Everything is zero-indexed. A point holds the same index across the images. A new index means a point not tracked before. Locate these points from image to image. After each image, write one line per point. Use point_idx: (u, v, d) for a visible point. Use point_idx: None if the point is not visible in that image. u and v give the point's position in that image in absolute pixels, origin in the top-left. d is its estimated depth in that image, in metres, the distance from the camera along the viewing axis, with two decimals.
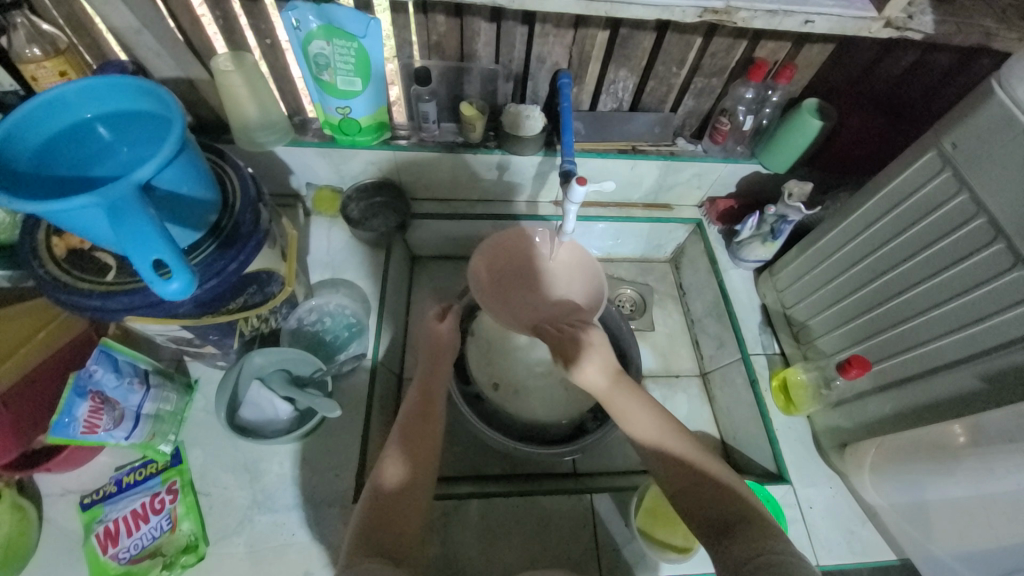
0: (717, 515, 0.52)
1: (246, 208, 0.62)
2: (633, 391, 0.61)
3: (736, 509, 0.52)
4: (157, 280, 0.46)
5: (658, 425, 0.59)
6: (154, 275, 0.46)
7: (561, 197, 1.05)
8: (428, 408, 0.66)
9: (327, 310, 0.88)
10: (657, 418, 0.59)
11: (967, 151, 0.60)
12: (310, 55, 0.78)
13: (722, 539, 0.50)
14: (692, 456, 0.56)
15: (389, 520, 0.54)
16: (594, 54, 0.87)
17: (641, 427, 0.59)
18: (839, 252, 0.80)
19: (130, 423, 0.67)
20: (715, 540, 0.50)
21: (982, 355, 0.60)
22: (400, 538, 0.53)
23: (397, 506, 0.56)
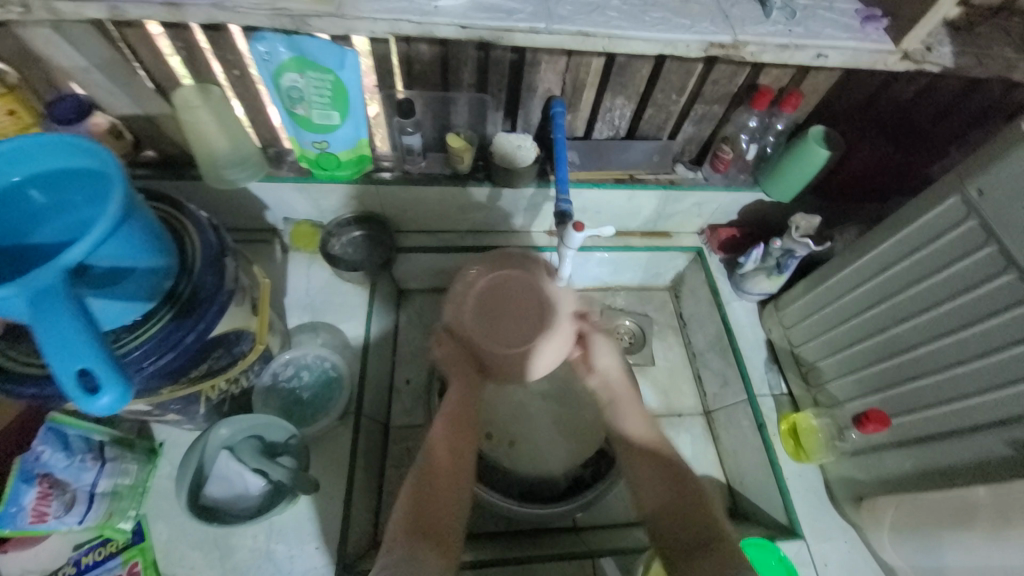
0: (686, 534, 0.56)
1: (207, 268, 0.56)
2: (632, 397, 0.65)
3: (710, 529, 0.55)
4: (81, 394, 0.40)
5: (648, 429, 0.63)
6: (79, 385, 0.40)
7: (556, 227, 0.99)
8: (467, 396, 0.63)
9: (304, 362, 0.81)
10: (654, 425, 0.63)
11: (994, 200, 0.55)
12: (282, 89, 0.72)
13: (692, 557, 0.54)
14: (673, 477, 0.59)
15: (431, 500, 0.55)
16: (589, 81, 0.81)
17: (639, 429, 0.63)
18: (850, 294, 0.75)
19: (83, 506, 0.61)
20: (685, 558, 0.54)
21: (1011, 422, 0.56)
22: (441, 521, 0.54)
23: (438, 494, 0.56)
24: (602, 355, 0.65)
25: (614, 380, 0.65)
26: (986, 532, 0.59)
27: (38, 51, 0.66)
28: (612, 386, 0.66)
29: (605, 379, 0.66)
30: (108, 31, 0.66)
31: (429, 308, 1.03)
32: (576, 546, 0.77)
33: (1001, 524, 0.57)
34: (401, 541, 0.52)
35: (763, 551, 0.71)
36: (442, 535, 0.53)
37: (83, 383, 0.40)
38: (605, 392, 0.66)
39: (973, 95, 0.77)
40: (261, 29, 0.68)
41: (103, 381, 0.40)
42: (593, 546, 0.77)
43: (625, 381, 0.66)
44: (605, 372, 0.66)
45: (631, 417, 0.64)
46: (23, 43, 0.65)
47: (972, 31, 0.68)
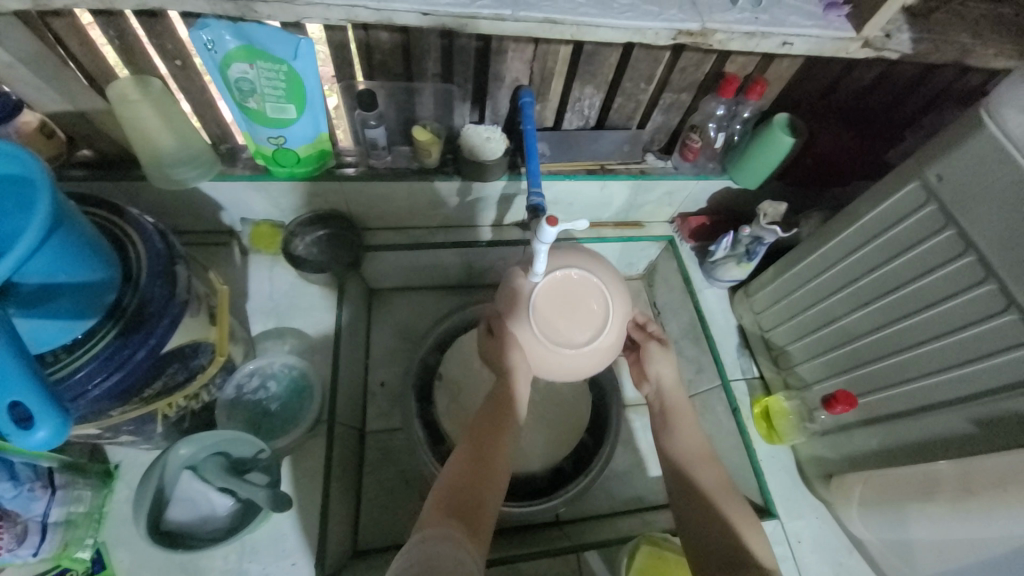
0: (719, 554, 0.56)
1: (155, 278, 0.52)
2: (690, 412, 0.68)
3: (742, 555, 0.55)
4: (14, 428, 0.36)
5: (696, 449, 0.65)
6: (9, 419, 0.36)
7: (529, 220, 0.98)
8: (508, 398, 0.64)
9: (271, 371, 0.77)
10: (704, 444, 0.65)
11: (954, 184, 0.57)
12: (231, 80, 0.67)
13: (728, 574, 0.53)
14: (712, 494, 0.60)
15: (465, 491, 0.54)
16: (557, 70, 0.79)
17: (688, 446, 0.65)
18: (818, 279, 0.77)
19: (36, 537, 0.56)
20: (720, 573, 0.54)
21: (970, 400, 0.59)
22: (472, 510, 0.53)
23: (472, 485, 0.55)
24: (656, 363, 0.71)
25: (669, 385, 0.71)
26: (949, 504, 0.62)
27: None
28: (665, 398, 0.71)
29: (658, 388, 0.72)
30: (28, 19, 0.60)
31: (401, 307, 1.00)
32: (562, 541, 0.77)
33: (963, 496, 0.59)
34: (434, 520, 0.50)
35: None
36: (473, 521, 0.52)
37: (14, 416, 0.37)
38: (657, 402, 0.71)
39: (926, 81, 0.79)
40: (203, 15, 0.62)
41: (37, 413, 0.37)
42: (579, 541, 0.77)
43: (678, 397, 0.70)
44: (657, 381, 0.72)
45: (682, 433, 0.66)
46: None
47: (928, 17, 0.69)
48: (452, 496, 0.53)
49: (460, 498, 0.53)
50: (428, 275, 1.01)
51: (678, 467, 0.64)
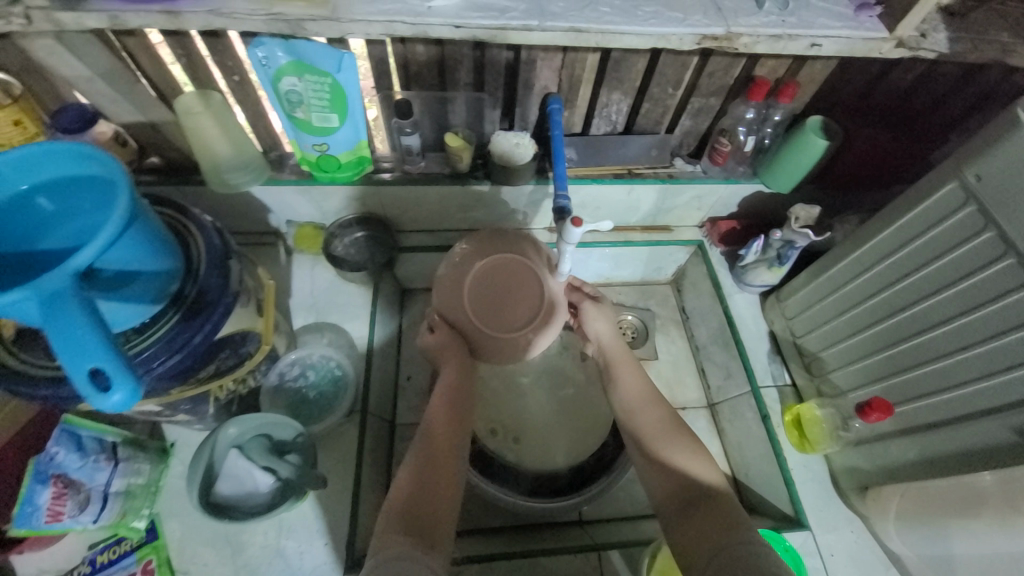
0: (683, 492, 0.59)
1: (212, 271, 0.57)
2: (628, 360, 0.71)
3: (704, 488, 0.58)
4: (93, 391, 0.41)
5: (640, 393, 0.69)
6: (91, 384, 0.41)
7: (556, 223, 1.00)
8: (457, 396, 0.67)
9: (310, 362, 0.82)
10: (646, 389, 0.69)
11: (992, 184, 0.55)
12: (281, 93, 0.73)
13: (687, 511, 0.57)
14: (664, 428, 0.65)
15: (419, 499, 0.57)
16: (585, 77, 0.81)
17: (631, 393, 0.68)
18: (851, 283, 0.75)
19: (96, 506, 0.62)
20: (680, 511, 0.57)
21: (1015, 408, 0.56)
22: (428, 519, 0.56)
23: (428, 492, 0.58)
24: (593, 322, 0.74)
25: (607, 338, 0.74)
26: (994, 519, 0.58)
27: (43, 63, 0.67)
28: (608, 353, 0.74)
29: (600, 345, 0.74)
30: (112, 41, 0.68)
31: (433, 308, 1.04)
32: (584, 540, 0.77)
33: (1009, 508, 0.56)
34: (389, 539, 0.52)
35: (771, 541, 0.71)
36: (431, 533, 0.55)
37: (95, 381, 0.41)
38: (601, 357, 0.75)
39: (974, 81, 0.76)
40: (259, 34, 0.69)
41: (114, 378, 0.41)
42: (600, 541, 0.77)
43: (620, 349, 0.73)
44: (599, 337, 0.75)
45: (624, 380, 0.70)
46: (30, 55, 0.67)
47: (967, 16, 0.68)
48: (408, 506, 0.57)
49: (413, 508, 0.56)
50: None
51: (627, 407, 0.68)
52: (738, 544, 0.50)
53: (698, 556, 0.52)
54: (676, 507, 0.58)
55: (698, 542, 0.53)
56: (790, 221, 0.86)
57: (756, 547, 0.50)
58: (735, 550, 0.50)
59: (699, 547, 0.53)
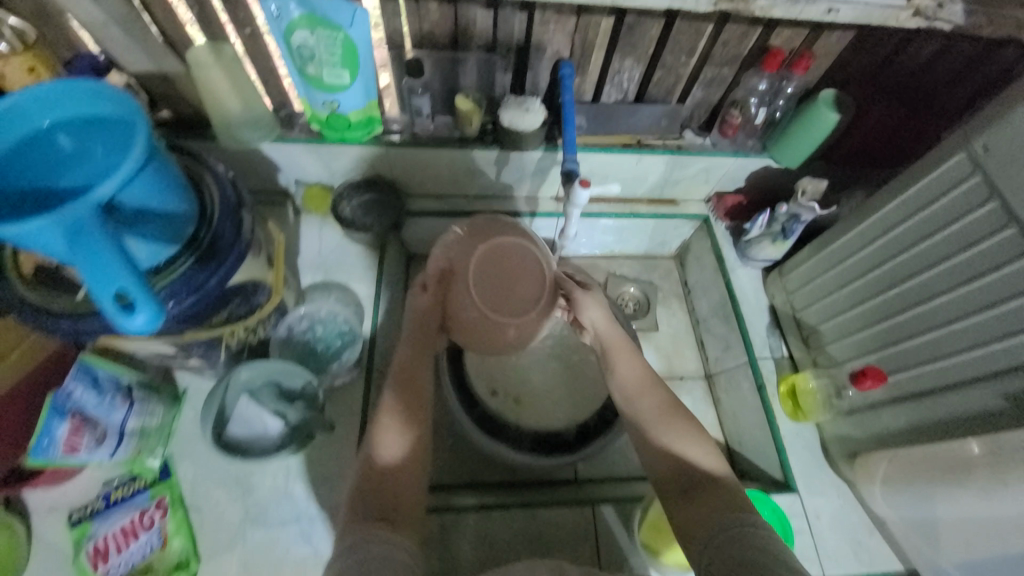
0: (683, 476, 0.59)
1: (225, 218, 0.59)
2: (624, 346, 0.71)
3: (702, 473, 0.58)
4: (119, 313, 0.43)
5: (639, 378, 0.68)
6: (116, 307, 0.43)
7: (563, 192, 1.00)
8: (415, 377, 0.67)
9: (319, 316, 0.84)
10: (644, 373, 0.68)
11: (998, 155, 0.56)
12: (293, 47, 0.73)
13: (687, 495, 0.57)
14: (663, 413, 0.64)
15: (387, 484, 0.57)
16: (598, 42, 0.81)
17: (629, 377, 0.68)
18: (854, 256, 0.76)
19: (113, 441, 0.65)
20: (680, 495, 0.57)
21: (1007, 374, 0.57)
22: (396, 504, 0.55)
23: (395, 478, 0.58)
24: (587, 310, 0.73)
25: (601, 325, 0.73)
26: (980, 487, 0.60)
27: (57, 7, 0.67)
28: (603, 338, 0.73)
29: (596, 332, 0.74)
30: None
31: None
32: (576, 494, 0.80)
33: (994, 471, 0.58)
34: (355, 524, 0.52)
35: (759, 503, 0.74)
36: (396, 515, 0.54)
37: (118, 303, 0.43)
38: (597, 344, 0.74)
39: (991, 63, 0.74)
40: None
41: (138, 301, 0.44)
42: (592, 494, 0.80)
43: (614, 332, 0.73)
44: (594, 326, 0.74)
45: (621, 366, 0.69)
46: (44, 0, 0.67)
47: None
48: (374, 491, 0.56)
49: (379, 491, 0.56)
50: None
51: (626, 394, 0.67)
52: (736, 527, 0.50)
53: (693, 538, 0.53)
54: (677, 492, 0.58)
55: (699, 525, 0.53)
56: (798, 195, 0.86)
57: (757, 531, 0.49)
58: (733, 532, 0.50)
59: (701, 530, 0.52)
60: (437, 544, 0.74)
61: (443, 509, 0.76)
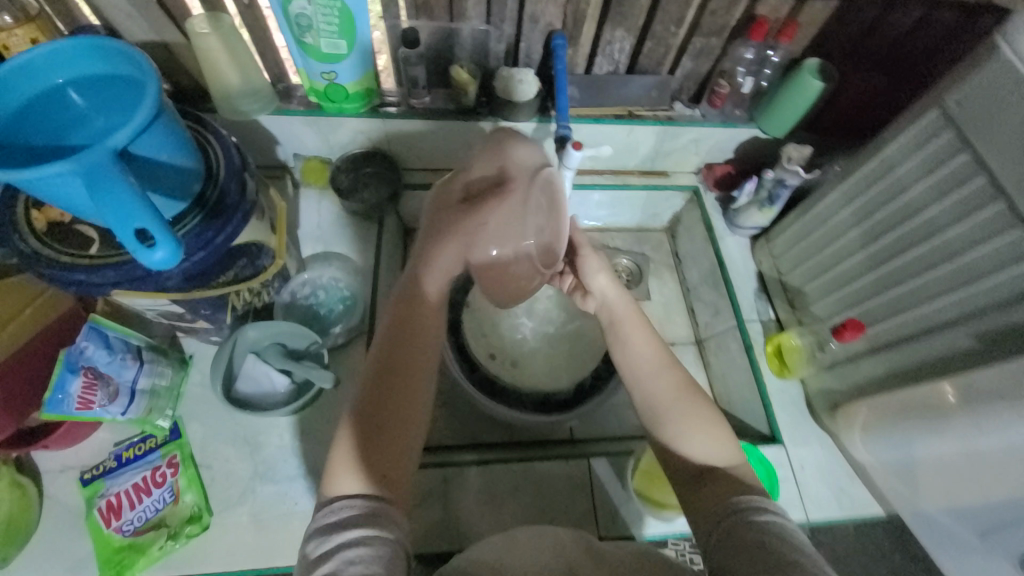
0: (694, 463, 0.58)
1: (231, 177, 0.61)
2: (639, 319, 0.67)
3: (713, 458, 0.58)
4: (141, 250, 0.46)
5: (654, 358, 0.65)
6: (137, 244, 0.46)
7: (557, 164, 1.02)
8: (409, 324, 0.60)
9: (321, 283, 0.87)
10: (660, 348, 0.65)
11: (969, 110, 0.59)
12: (291, 16, 0.74)
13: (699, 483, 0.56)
14: (682, 395, 0.62)
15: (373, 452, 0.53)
16: (589, 13, 0.83)
17: (643, 352, 0.65)
18: (837, 216, 0.79)
19: (125, 399, 0.67)
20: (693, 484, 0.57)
21: (975, 316, 0.61)
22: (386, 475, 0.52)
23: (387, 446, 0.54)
24: (594, 275, 0.69)
25: (612, 297, 0.70)
26: (964, 427, 0.65)
27: None
28: (612, 308, 0.69)
29: (603, 301, 0.70)
30: None
31: None
32: (569, 447, 0.84)
33: (970, 413, 0.63)
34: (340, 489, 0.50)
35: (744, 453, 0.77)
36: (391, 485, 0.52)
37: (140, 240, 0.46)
38: (605, 314, 0.70)
39: (965, 39, 0.78)
40: None
41: (157, 239, 0.46)
42: (584, 447, 0.84)
43: (623, 305, 0.69)
44: (600, 294, 0.70)
45: (633, 339, 0.66)
46: None
47: None
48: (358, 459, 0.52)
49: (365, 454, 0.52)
50: None
51: (635, 371, 0.64)
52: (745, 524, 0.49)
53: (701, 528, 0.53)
54: (690, 478, 0.57)
55: (707, 510, 0.53)
56: (784, 162, 0.89)
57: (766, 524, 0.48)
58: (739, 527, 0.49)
59: (709, 515, 0.52)
60: (439, 497, 0.78)
61: (441, 464, 0.80)
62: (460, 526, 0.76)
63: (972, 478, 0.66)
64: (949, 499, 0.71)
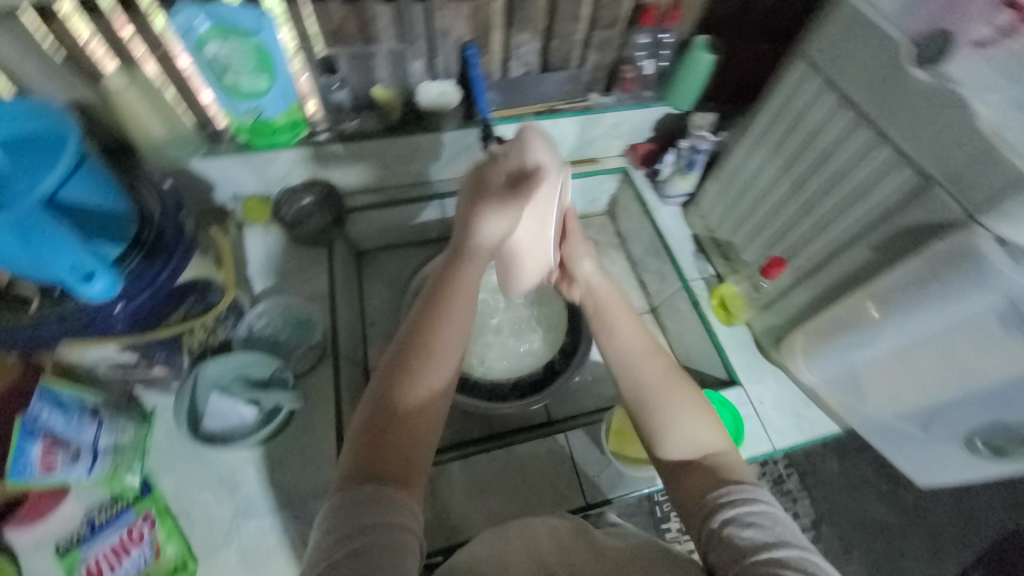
0: (683, 442, 0.61)
1: (168, 217, 0.65)
2: (625, 308, 0.70)
3: (701, 440, 0.61)
4: (82, 285, 0.53)
5: (641, 343, 0.67)
6: (79, 282, 0.53)
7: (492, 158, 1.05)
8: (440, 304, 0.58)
9: (277, 314, 0.87)
10: (645, 336, 0.68)
11: (830, 55, 0.67)
12: (207, 60, 0.77)
13: (684, 471, 0.59)
14: (670, 376, 0.64)
15: (386, 442, 0.52)
16: (495, 22, 0.89)
17: (630, 338, 0.67)
18: (747, 167, 0.87)
19: (88, 458, 0.66)
20: (680, 469, 0.60)
21: (869, 230, 0.69)
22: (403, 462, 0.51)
23: (402, 434, 0.53)
24: (580, 263, 0.73)
25: (595, 285, 0.73)
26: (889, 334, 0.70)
27: None
28: (595, 296, 0.73)
29: (587, 288, 0.74)
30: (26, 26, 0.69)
31: (387, 266, 1.12)
32: (544, 427, 0.88)
33: (893, 321, 0.68)
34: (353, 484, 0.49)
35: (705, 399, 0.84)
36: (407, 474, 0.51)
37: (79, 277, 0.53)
38: (588, 300, 0.73)
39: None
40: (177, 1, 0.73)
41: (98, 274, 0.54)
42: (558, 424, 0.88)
43: (605, 291, 0.73)
44: (586, 284, 0.74)
45: (620, 329, 0.68)
46: None
47: None
48: (372, 456, 0.51)
49: (379, 449, 0.51)
50: (408, 230, 1.11)
51: (621, 356, 0.67)
52: (750, 554, 0.48)
53: (700, 528, 0.54)
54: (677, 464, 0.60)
55: (694, 501, 0.57)
56: (695, 130, 0.99)
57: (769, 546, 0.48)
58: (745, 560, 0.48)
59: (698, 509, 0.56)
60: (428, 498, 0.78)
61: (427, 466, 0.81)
62: (451, 521, 0.77)
63: (911, 381, 0.72)
64: (893, 403, 0.77)
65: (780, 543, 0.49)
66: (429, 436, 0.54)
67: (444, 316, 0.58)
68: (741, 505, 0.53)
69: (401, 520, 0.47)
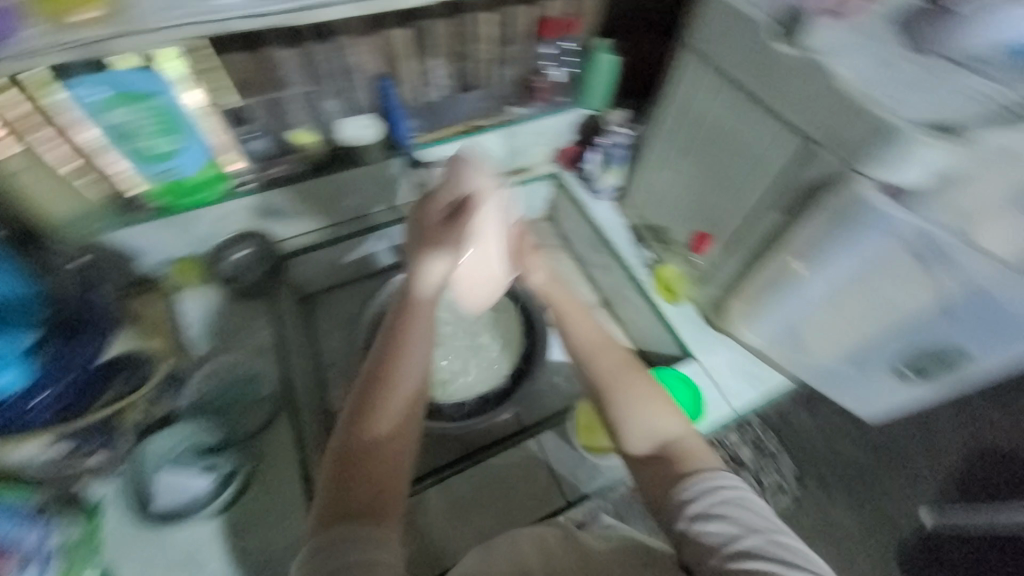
0: (649, 425, 0.65)
1: (89, 292, 0.74)
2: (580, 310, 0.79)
3: (666, 425, 0.65)
4: None
5: (595, 338, 0.74)
6: None
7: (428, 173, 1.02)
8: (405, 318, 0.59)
9: (221, 375, 0.88)
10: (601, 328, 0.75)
11: (710, 43, 0.73)
12: (111, 129, 0.74)
13: (658, 462, 0.62)
14: (626, 357, 0.71)
15: (351, 474, 0.51)
16: (404, 52, 0.91)
17: (587, 330, 0.75)
18: (663, 156, 0.93)
19: (38, 562, 0.63)
20: (649, 460, 0.63)
21: (778, 194, 0.74)
22: (377, 494, 0.50)
23: (373, 463, 0.52)
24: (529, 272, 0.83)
25: (546, 291, 0.82)
26: (817, 283, 0.75)
27: None
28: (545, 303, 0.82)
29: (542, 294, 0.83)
30: None
31: (335, 308, 1.04)
32: (516, 435, 0.89)
33: (816, 272, 0.74)
34: (323, 528, 0.48)
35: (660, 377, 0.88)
36: (382, 507, 0.50)
37: None
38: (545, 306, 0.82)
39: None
40: (70, 71, 0.68)
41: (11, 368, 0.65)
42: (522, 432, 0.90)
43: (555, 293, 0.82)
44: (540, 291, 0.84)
45: (575, 326, 0.76)
46: None
47: None
48: (341, 497, 0.50)
49: (347, 484, 0.50)
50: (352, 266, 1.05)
51: (580, 350, 0.73)
52: (719, 549, 0.52)
53: (670, 520, 0.58)
54: (649, 451, 0.64)
55: (667, 496, 0.60)
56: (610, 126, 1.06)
57: (743, 536, 0.52)
58: (727, 551, 0.52)
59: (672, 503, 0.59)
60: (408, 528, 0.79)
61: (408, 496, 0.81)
62: (433, 546, 0.78)
63: (838, 322, 0.79)
64: (833, 345, 0.84)
65: (747, 534, 0.52)
66: (401, 465, 0.53)
67: (410, 342, 0.57)
68: (707, 500, 0.56)
69: (380, 554, 0.46)
